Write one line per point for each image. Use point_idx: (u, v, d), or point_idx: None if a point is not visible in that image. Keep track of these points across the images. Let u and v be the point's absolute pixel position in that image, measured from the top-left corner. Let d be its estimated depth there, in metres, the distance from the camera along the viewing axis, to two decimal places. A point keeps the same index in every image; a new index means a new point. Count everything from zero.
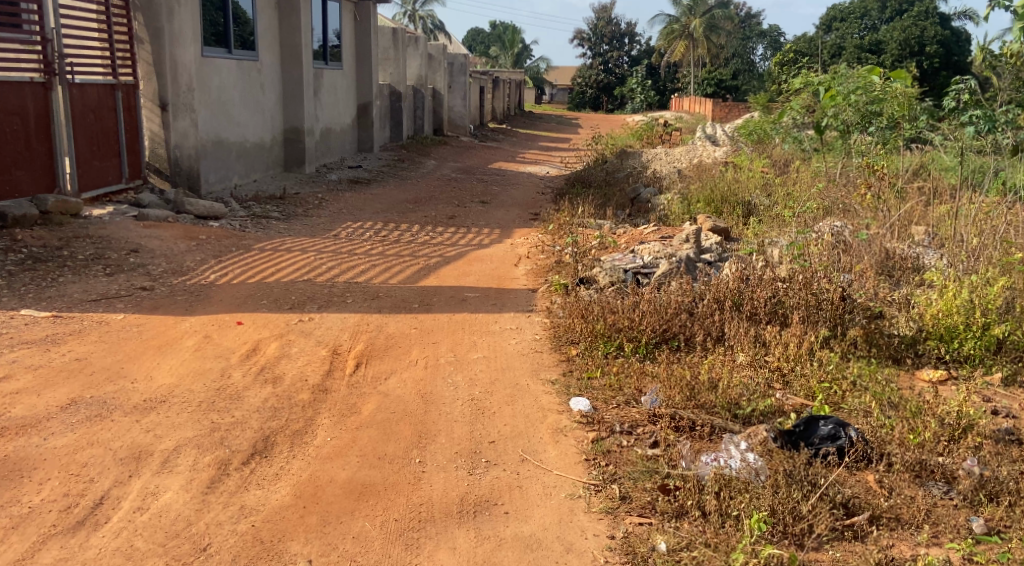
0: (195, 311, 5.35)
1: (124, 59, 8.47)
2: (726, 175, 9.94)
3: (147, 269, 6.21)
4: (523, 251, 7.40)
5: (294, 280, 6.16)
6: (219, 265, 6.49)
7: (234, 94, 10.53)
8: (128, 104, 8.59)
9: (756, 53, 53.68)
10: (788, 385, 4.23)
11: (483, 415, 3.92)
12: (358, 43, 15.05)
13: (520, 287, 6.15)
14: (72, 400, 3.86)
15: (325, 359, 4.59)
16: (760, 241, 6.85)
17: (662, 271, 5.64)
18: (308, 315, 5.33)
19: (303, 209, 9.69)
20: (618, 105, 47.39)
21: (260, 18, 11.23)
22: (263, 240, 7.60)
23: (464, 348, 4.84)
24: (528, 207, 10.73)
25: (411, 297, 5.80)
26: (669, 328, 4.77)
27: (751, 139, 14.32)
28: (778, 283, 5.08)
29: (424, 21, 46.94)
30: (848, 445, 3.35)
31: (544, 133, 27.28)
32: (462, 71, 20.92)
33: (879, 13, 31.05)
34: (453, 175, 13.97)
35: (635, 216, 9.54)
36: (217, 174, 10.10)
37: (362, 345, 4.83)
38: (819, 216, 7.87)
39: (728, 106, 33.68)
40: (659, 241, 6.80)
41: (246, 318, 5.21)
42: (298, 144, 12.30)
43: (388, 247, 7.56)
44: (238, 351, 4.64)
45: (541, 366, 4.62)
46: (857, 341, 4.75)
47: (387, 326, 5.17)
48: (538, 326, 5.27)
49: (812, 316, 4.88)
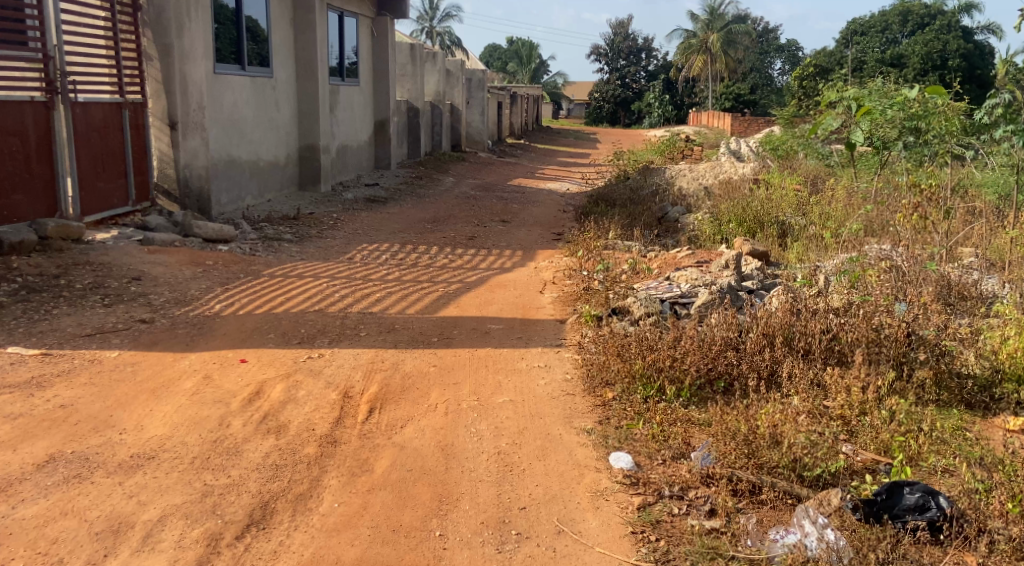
0: (195, 348, 4.93)
1: (132, 76, 8.15)
2: (758, 192, 9.48)
3: (149, 298, 5.81)
4: (548, 276, 6.96)
5: (304, 310, 5.73)
6: (225, 293, 6.08)
7: (247, 112, 10.19)
8: (136, 122, 8.27)
9: (774, 68, 53.33)
10: (854, 438, 3.75)
11: (511, 473, 3.47)
12: (375, 58, 14.74)
13: (547, 317, 5.70)
14: (50, 457, 3.44)
15: (335, 404, 4.15)
16: (805, 266, 6.37)
17: (702, 301, 5.17)
18: (317, 351, 4.90)
19: (317, 230, 9.29)
20: (636, 120, 47.09)
21: (275, 33, 10.93)
22: (274, 265, 7.19)
23: (488, 391, 4.38)
24: (551, 227, 10.30)
25: (429, 330, 5.36)
26: (715, 367, 4.32)
27: (776, 155, 13.85)
28: (833, 317, 4.61)
29: (441, 37, 46.88)
30: (940, 518, 2.88)
31: (564, 148, 26.91)
32: (480, 86, 20.66)
33: (901, 26, 29.74)
34: (472, 193, 13.57)
35: (664, 236, 9.12)
36: (229, 195, 9.77)
37: (376, 387, 4.38)
38: (863, 237, 7.40)
39: (747, 121, 33.22)
40: (695, 266, 6.34)
41: (251, 355, 4.79)
42: (313, 163, 11.96)
43: (405, 272, 7.14)
44: (240, 395, 4.20)
45: (574, 412, 4.16)
46: (926, 384, 4.23)
47: (403, 364, 4.72)
48: (569, 364, 4.81)
49: (872, 355, 4.40)
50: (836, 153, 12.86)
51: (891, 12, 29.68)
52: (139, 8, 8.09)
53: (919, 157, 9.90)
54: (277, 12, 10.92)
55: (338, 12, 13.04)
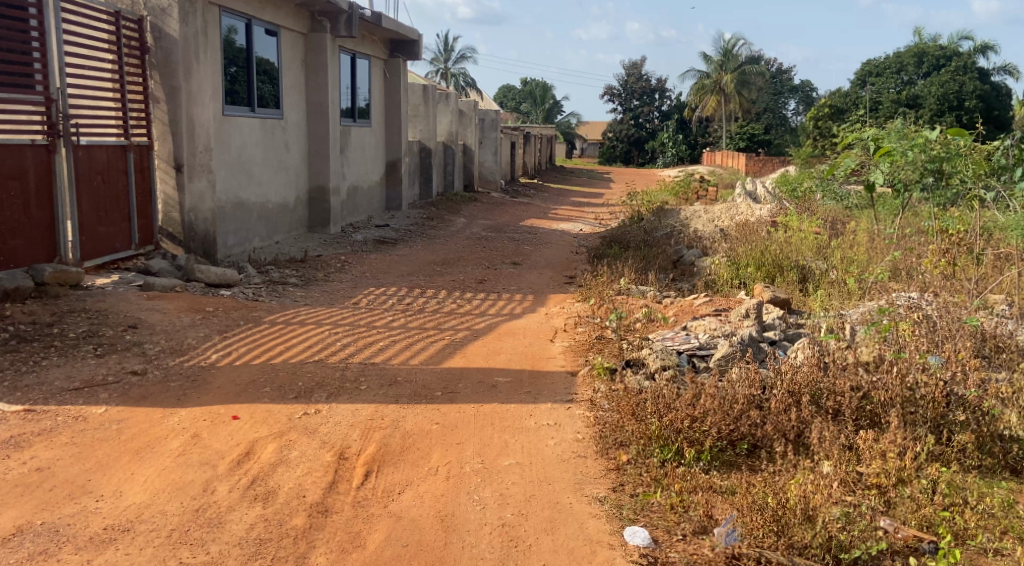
0: (186, 403, 4.68)
1: (137, 119, 8.05)
2: (776, 235, 9.22)
3: (143, 348, 5.60)
4: (560, 323, 6.69)
5: (304, 361, 5.48)
6: (223, 342, 5.85)
7: (257, 154, 10.10)
8: (140, 164, 8.15)
9: (788, 108, 53.48)
10: (890, 510, 3.47)
11: (517, 550, 3.22)
12: (388, 100, 14.69)
13: (558, 369, 5.41)
14: (18, 529, 3.21)
15: (328, 467, 3.88)
16: (830, 315, 6.09)
17: (722, 353, 4.92)
18: (314, 407, 4.64)
19: (324, 273, 9.09)
20: (650, 159, 47.13)
21: (288, 75, 10.90)
22: (275, 311, 6.96)
23: (494, 452, 4.10)
24: (563, 270, 10.06)
25: (434, 383, 5.08)
26: (737, 429, 4.09)
27: (793, 196, 13.57)
28: (863, 373, 4.36)
29: (456, 78, 47.29)
30: None
31: (578, 187, 26.81)
32: (494, 126, 20.66)
33: (917, 67, 29.08)
34: (484, 234, 13.38)
35: (680, 280, 8.84)
36: (236, 237, 9.63)
37: (373, 447, 4.11)
38: (889, 284, 7.09)
39: (762, 160, 33.07)
40: (714, 315, 6.08)
41: (243, 412, 4.53)
42: (323, 205, 11.84)
43: (411, 319, 6.88)
44: (228, 456, 3.95)
45: (585, 477, 3.88)
46: (968, 448, 3.98)
47: (404, 422, 4.44)
48: (580, 422, 4.52)
49: (908, 417, 4.13)
50: (854, 196, 12.60)
51: (906, 53, 29.15)
52: (147, 50, 8.05)
53: (942, 200, 9.64)
54: (288, 53, 10.88)
55: (350, 54, 13.02)
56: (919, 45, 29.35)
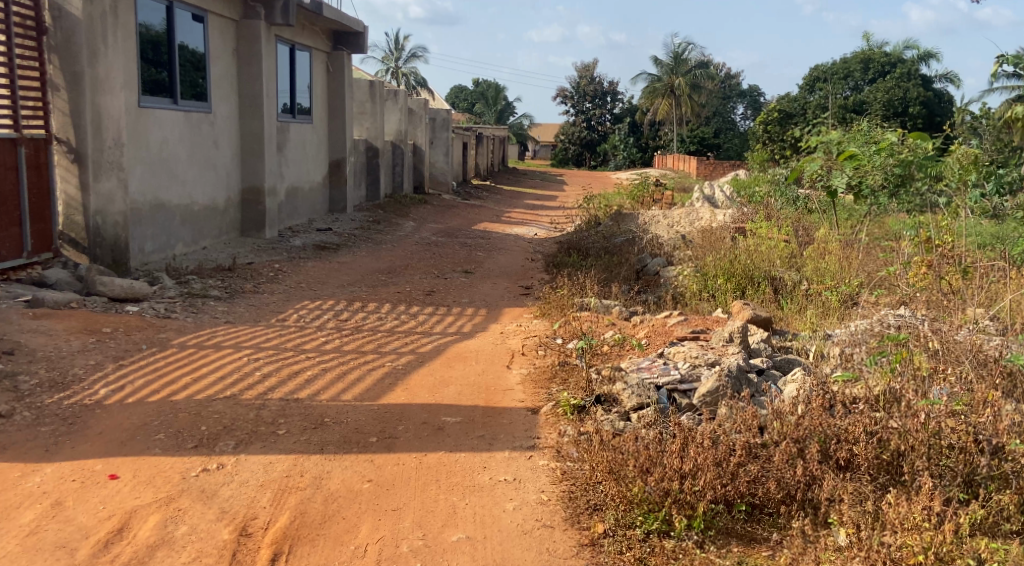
0: (55, 457, 3.76)
1: (33, 109, 7.03)
2: (743, 242, 8.57)
3: (16, 380, 4.64)
4: (517, 345, 5.89)
5: (211, 397, 4.57)
6: (117, 372, 4.91)
7: (181, 150, 9.09)
8: (37, 161, 7.12)
9: (736, 112, 54.13)
10: None
11: None
12: (331, 96, 13.73)
13: (516, 404, 4.61)
14: None
15: (224, 550, 3.02)
16: (819, 336, 5.45)
17: (707, 388, 4.17)
18: (218, 460, 3.75)
19: (253, 283, 8.14)
20: (601, 162, 46.43)
21: (217, 66, 9.90)
22: (189, 330, 6.00)
23: (438, 523, 3.28)
24: (519, 279, 9.30)
25: (368, 426, 4.22)
26: (735, 488, 3.35)
27: (751, 201, 12.92)
28: (878, 417, 3.65)
29: (406, 79, 46.24)
30: None
31: (530, 189, 26.17)
32: (445, 126, 19.82)
33: (862, 73, 29.00)
34: (434, 239, 12.50)
35: (644, 292, 8.12)
36: (155, 243, 8.61)
37: (286, 517, 3.25)
38: (873, 301, 6.41)
39: (713, 164, 32.99)
40: (693, 340, 5.38)
41: (125, 470, 3.63)
42: (257, 206, 10.84)
43: (346, 339, 6.00)
44: (93, 537, 3.06)
45: (553, 558, 3.10)
46: (1009, 510, 3.25)
47: (328, 480, 3.59)
48: (545, 477, 3.74)
49: (934, 470, 3.42)
50: (816, 200, 12.02)
51: (852, 59, 29.03)
52: (44, 31, 7.05)
53: (912, 205, 9.12)
54: (217, 40, 9.86)
55: (289, 45, 12.05)
56: (864, 52, 29.25)
